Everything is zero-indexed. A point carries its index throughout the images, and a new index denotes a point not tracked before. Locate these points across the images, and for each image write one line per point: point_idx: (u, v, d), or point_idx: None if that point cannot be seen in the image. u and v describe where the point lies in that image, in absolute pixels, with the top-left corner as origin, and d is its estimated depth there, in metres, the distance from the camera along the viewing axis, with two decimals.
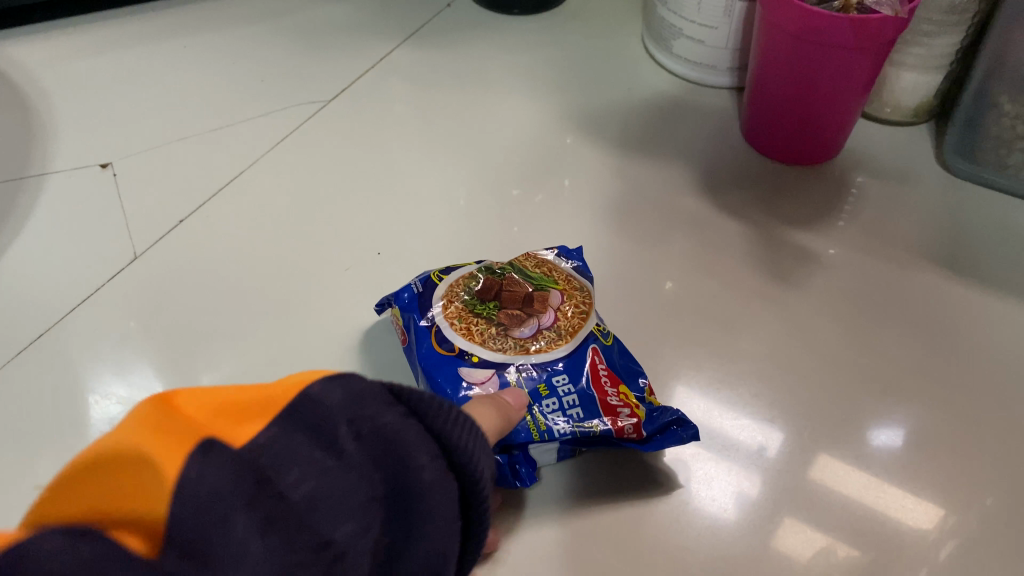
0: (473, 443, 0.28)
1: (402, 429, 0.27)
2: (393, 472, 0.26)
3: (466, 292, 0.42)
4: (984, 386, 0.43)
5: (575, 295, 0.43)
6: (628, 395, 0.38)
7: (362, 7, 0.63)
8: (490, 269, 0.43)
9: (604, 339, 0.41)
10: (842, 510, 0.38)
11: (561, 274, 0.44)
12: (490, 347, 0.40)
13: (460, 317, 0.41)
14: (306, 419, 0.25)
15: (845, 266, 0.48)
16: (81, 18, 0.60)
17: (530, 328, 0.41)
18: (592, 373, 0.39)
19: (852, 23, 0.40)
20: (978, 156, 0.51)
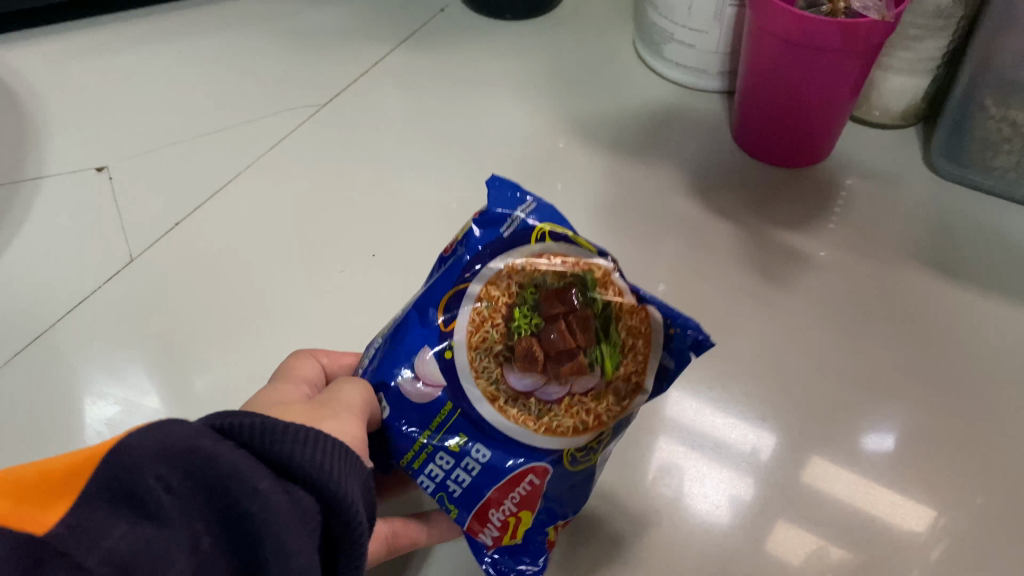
0: (327, 466, 0.26)
1: (232, 463, 0.25)
2: (229, 514, 0.24)
3: (541, 280, 0.34)
4: (971, 386, 0.43)
5: (608, 400, 0.34)
6: (511, 527, 0.34)
7: (355, 12, 0.64)
8: (585, 285, 0.34)
9: (570, 463, 0.34)
10: (832, 507, 0.39)
11: (628, 365, 0.34)
12: (470, 357, 0.34)
13: (501, 296, 0.34)
14: (116, 475, 0.24)
15: (835, 267, 0.49)
16: (74, 23, 0.60)
17: (526, 382, 0.34)
18: (514, 477, 0.34)
19: (840, 27, 0.41)
20: (965, 158, 0.51)
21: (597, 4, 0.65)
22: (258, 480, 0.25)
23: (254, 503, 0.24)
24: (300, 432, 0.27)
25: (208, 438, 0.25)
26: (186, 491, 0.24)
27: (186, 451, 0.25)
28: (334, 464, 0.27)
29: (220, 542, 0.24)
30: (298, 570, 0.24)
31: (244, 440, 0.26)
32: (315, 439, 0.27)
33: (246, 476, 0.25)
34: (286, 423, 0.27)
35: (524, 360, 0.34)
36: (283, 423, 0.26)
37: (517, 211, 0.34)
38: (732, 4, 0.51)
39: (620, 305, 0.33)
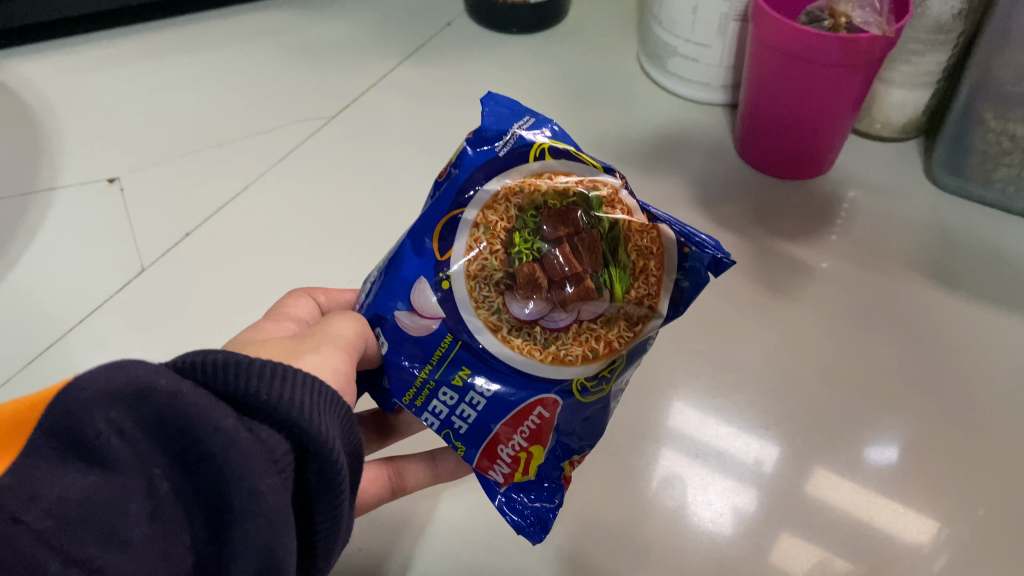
0: (297, 400, 0.25)
1: (191, 402, 0.23)
2: (189, 456, 0.23)
3: (542, 200, 0.32)
4: (973, 397, 0.44)
5: (616, 324, 0.33)
6: (523, 461, 0.33)
7: (364, 26, 0.65)
8: (591, 205, 0.32)
9: (581, 395, 0.33)
10: (835, 517, 0.39)
11: (639, 288, 0.32)
12: (467, 285, 0.32)
13: (499, 220, 0.32)
14: (63, 417, 0.22)
15: (837, 278, 0.49)
16: (86, 36, 0.61)
17: (530, 310, 0.33)
18: (522, 411, 0.33)
19: (841, 41, 0.42)
20: (965, 171, 0.52)
21: (602, 18, 0.66)
22: (221, 417, 0.23)
23: (219, 441, 0.23)
24: (269, 368, 0.25)
25: (166, 376, 0.23)
26: (142, 431, 0.22)
27: (141, 390, 0.22)
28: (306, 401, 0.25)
29: (183, 488, 0.23)
30: (270, 512, 0.23)
31: (206, 379, 0.25)
32: (288, 377, 0.25)
33: (208, 413, 0.23)
34: (253, 360, 0.25)
35: (525, 287, 0.32)
36: (248, 358, 0.25)
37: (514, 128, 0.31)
38: (735, 19, 0.52)
39: (626, 221, 0.32)
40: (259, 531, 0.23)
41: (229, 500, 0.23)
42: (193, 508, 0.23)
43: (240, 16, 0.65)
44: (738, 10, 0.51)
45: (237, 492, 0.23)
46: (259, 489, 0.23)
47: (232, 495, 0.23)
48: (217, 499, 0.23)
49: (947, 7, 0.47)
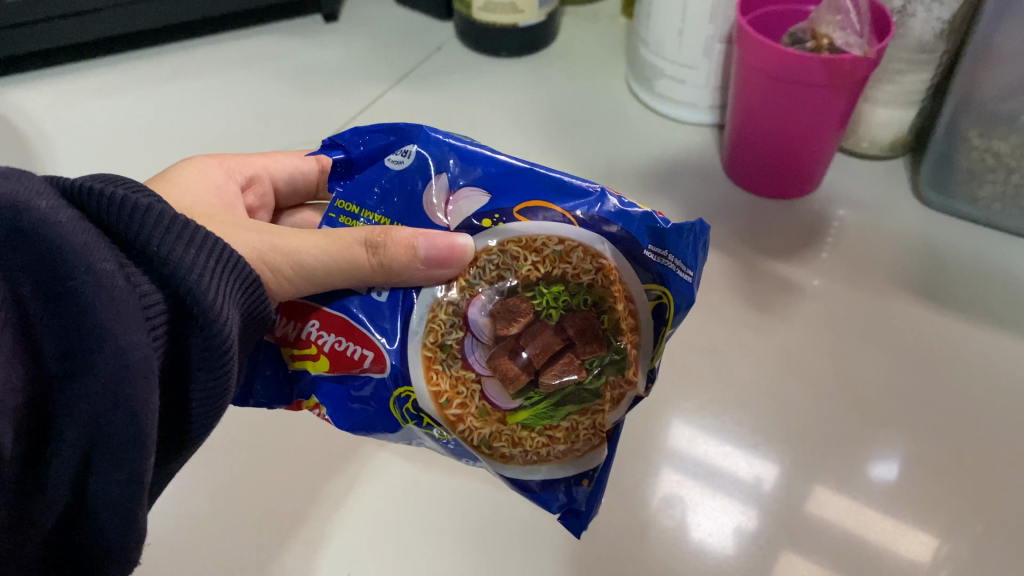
0: (179, 250, 0.28)
1: (70, 232, 0.26)
2: (59, 288, 0.25)
3: (605, 306, 0.34)
4: (964, 412, 0.44)
5: (494, 429, 0.34)
6: (309, 361, 0.35)
7: (356, 50, 0.65)
8: (616, 363, 0.34)
9: (405, 404, 0.34)
10: (832, 537, 0.39)
11: (536, 438, 0.34)
12: (487, 249, 0.34)
13: (576, 263, 0.34)
14: None
15: (826, 297, 0.49)
16: (79, 65, 0.62)
17: (479, 325, 0.35)
18: (361, 336, 0.34)
19: (824, 62, 0.42)
20: (952, 189, 0.52)
21: (591, 40, 0.67)
22: (100, 262, 0.26)
23: (91, 283, 0.26)
24: (174, 229, 0.28)
25: (49, 204, 0.25)
26: (9, 253, 0.25)
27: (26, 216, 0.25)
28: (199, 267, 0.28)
29: (47, 321, 0.25)
30: (125, 355, 0.26)
31: (101, 213, 0.27)
32: (193, 241, 0.29)
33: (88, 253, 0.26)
34: (152, 207, 0.28)
35: (501, 312, 0.34)
36: (146, 205, 0.28)
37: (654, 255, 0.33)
38: (721, 41, 0.53)
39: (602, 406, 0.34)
40: (112, 376, 0.26)
41: (92, 344, 0.26)
42: (53, 340, 0.25)
43: (233, 42, 0.65)
44: (723, 32, 0.52)
45: (106, 334, 0.26)
46: (128, 338, 0.26)
47: (96, 339, 0.26)
48: (79, 338, 0.26)
49: (930, 27, 0.48)
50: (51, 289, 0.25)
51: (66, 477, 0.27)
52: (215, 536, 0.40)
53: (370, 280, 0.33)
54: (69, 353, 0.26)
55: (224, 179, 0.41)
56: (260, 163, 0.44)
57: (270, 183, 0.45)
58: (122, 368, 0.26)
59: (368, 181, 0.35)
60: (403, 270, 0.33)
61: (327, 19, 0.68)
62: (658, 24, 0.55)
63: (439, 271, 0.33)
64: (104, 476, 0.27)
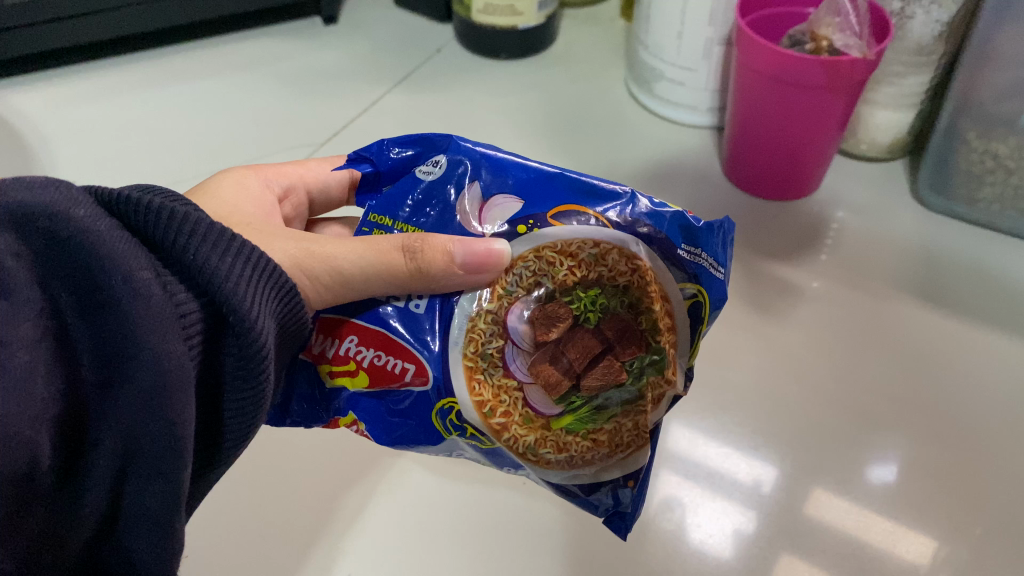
0: (214, 257, 0.28)
1: (110, 240, 0.26)
2: (96, 295, 0.25)
3: (643, 310, 0.34)
4: (964, 415, 0.44)
5: (539, 436, 0.34)
6: (346, 379, 0.35)
7: (356, 53, 0.65)
8: (654, 364, 0.34)
9: (450, 417, 0.34)
10: (832, 539, 0.39)
11: (581, 442, 0.34)
12: (521, 257, 0.34)
13: (610, 267, 0.34)
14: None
15: (826, 298, 0.49)
16: (79, 67, 0.62)
17: (518, 332, 0.34)
18: (399, 348, 0.34)
19: (823, 64, 0.42)
20: (950, 191, 0.52)
21: (590, 43, 0.67)
22: (139, 270, 0.26)
23: (130, 293, 0.25)
24: (208, 237, 0.28)
25: (87, 210, 0.25)
26: (47, 261, 0.25)
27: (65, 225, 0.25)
28: (233, 275, 0.28)
29: (84, 331, 0.25)
30: (163, 364, 0.26)
31: (141, 221, 0.28)
32: (229, 249, 0.29)
33: (127, 262, 0.26)
34: (188, 215, 0.28)
35: (540, 317, 0.34)
36: (183, 213, 0.28)
37: (689, 254, 0.33)
38: (720, 43, 0.53)
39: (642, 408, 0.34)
40: (149, 386, 0.26)
41: (130, 352, 0.25)
42: (90, 351, 0.25)
43: (233, 44, 0.65)
44: (723, 35, 0.52)
45: (145, 343, 0.26)
46: (166, 347, 0.26)
47: (135, 349, 0.25)
48: (118, 350, 0.25)
49: (928, 29, 0.48)
50: (89, 298, 0.25)
51: (104, 491, 0.27)
52: (214, 538, 0.40)
53: (409, 287, 0.33)
54: (106, 364, 0.25)
55: (264, 194, 0.41)
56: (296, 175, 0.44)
57: (305, 194, 0.44)
58: (162, 377, 0.26)
59: (400, 193, 0.35)
60: (438, 274, 0.32)
61: (326, 21, 0.68)
62: (657, 27, 0.55)
63: (475, 275, 0.33)
64: (141, 491, 0.27)
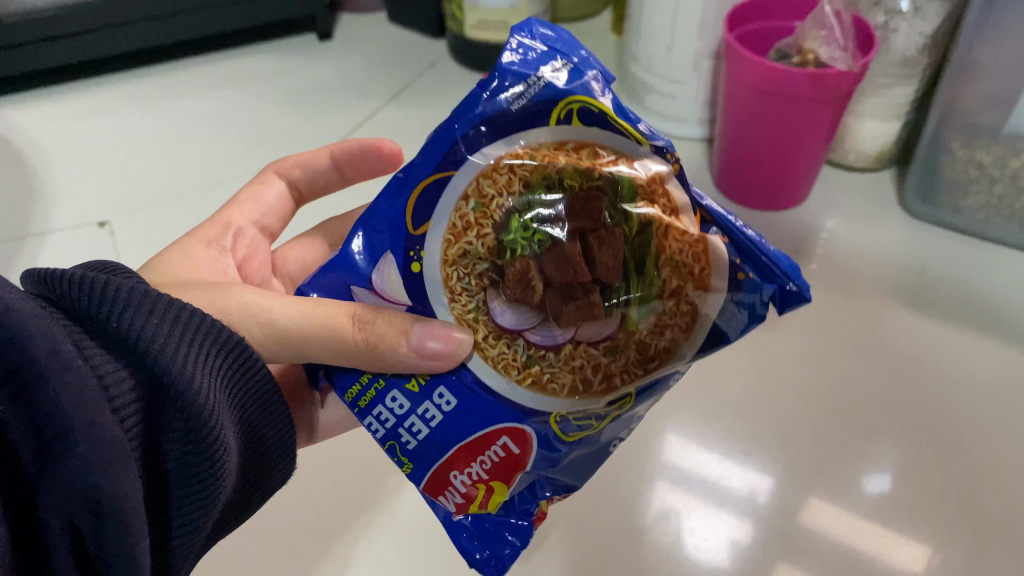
0: (155, 327, 0.29)
1: (39, 319, 0.26)
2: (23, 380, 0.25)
3: (556, 177, 0.30)
4: (954, 418, 0.45)
5: (670, 268, 0.31)
6: (482, 489, 0.34)
7: (351, 68, 0.66)
8: (620, 193, 0.30)
9: (565, 430, 0.33)
10: (830, 549, 0.40)
11: (679, 248, 0.31)
12: (441, 271, 0.32)
13: (497, 191, 0.31)
14: None
15: (816, 308, 0.50)
16: (74, 84, 0.63)
17: (513, 317, 0.32)
18: (487, 440, 0.33)
19: (810, 76, 0.43)
20: (936, 198, 0.53)
21: None
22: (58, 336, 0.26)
23: (57, 368, 0.26)
24: (133, 300, 0.29)
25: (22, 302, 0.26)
26: None
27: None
28: (165, 336, 0.29)
29: (15, 418, 0.25)
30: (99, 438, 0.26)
31: (79, 296, 0.28)
32: (153, 308, 0.29)
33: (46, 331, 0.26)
34: (115, 285, 0.29)
35: (515, 281, 0.31)
36: (117, 286, 0.29)
37: None
38: (709, 57, 0.54)
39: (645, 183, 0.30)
40: (88, 461, 0.26)
41: (66, 428, 0.26)
42: (28, 440, 0.26)
43: (227, 60, 0.66)
44: (711, 48, 0.53)
45: (76, 418, 0.26)
46: (96, 417, 0.26)
47: (69, 425, 0.26)
48: (49, 429, 0.26)
49: (912, 42, 0.49)
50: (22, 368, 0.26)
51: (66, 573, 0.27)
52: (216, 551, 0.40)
53: (353, 359, 0.32)
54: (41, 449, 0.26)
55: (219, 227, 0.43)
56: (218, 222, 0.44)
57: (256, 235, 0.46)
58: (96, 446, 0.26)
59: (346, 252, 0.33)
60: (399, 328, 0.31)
61: (321, 38, 0.68)
62: (648, 41, 0.56)
63: (434, 363, 0.31)
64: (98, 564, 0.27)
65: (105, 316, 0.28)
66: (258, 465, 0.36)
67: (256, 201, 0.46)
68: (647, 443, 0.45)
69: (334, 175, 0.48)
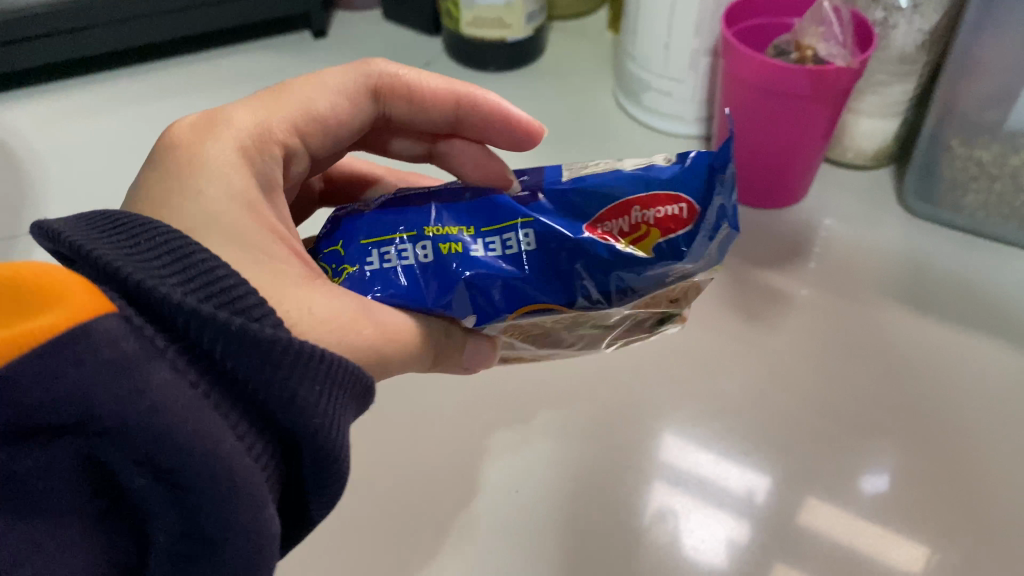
0: (291, 378, 0.25)
1: (162, 390, 0.22)
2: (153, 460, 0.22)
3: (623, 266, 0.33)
4: (952, 418, 0.44)
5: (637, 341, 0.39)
6: None
7: (346, 65, 0.66)
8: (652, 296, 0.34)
9: None
10: (828, 549, 0.40)
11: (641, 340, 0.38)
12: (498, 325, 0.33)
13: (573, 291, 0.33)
14: (70, 369, 0.21)
15: (814, 307, 0.50)
16: (65, 82, 0.62)
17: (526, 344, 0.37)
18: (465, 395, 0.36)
19: (808, 74, 0.43)
20: (936, 197, 0.53)
21: (579, 54, 0.67)
22: (157, 371, 0.22)
23: (195, 449, 0.22)
24: (264, 349, 0.24)
25: (146, 362, 0.22)
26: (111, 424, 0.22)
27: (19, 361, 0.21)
28: (298, 390, 0.25)
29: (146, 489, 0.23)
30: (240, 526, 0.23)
31: (202, 339, 0.23)
32: (284, 356, 0.24)
33: (143, 367, 0.22)
34: (243, 329, 0.24)
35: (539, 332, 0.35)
36: (246, 330, 0.24)
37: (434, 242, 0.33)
38: (706, 55, 0.53)
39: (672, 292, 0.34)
40: (227, 548, 0.23)
41: (199, 515, 0.23)
42: (156, 511, 0.23)
43: (220, 58, 0.66)
44: (708, 45, 0.53)
45: (211, 504, 0.23)
46: (233, 498, 0.23)
47: (205, 509, 0.23)
48: (184, 510, 0.23)
49: (911, 39, 0.48)
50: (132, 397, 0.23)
51: None
52: None
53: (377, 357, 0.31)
54: (172, 524, 0.23)
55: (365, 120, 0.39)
56: (290, 100, 0.36)
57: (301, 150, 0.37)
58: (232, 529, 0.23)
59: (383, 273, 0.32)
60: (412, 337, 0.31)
61: (315, 36, 0.68)
62: (644, 39, 0.55)
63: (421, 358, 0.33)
64: None
65: (240, 364, 0.24)
66: None
67: (322, 91, 0.37)
68: (643, 444, 0.44)
69: (439, 121, 0.40)
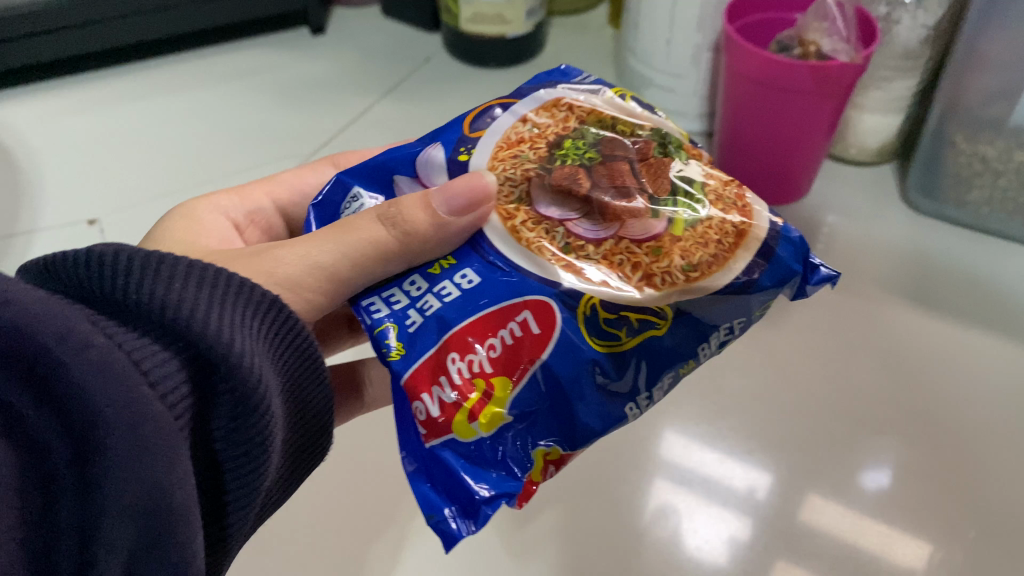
0: (189, 299, 0.27)
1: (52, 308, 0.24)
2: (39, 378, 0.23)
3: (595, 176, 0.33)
4: (956, 415, 0.44)
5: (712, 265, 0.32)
6: (463, 406, 0.30)
7: (346, 62, 0.65)
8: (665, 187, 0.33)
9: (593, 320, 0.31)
10: (831, 546, 0.39)
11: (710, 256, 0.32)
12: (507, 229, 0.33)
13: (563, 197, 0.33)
14: None
15: (817, 304, 0.49)
16: (63, 80, 0.62)
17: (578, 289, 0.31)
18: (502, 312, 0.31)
19: (812, 69, 0.43)
20: (939, 193, 0.52)
21: (580, 50, 0.67)
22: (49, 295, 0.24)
23: (78, 351, 0.23)
24: (154, 271, 0.27)
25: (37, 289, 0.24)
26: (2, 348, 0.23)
27: None
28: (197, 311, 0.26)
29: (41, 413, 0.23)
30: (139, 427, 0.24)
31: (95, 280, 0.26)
32: (173, 278, 0.27)
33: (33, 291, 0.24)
34: (127, 258, 0.27)
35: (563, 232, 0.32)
36: (131, 260, 0.27)
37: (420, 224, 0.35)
38: (708, 50, 0.53)
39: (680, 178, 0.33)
40: (132, 460, 0.23)
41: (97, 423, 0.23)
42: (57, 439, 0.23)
43: (219, 55, 0.65)
44: (711, 41, 0.53)
45: (106, 409, 0.23)
46: (129, 401, 0.24)
47: (100, 416, 0.23)
48: (79, 422, 0.23)
49: (915, 34, 0.48)
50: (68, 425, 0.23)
51: None
52: None
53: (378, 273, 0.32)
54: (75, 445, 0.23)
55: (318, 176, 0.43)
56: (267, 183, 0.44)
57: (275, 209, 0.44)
58: (136, 430, 0.24)
59: None
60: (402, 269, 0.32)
61: (314, 32, 0.67)
62: (646, 34, 0.55)
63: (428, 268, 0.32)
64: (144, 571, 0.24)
65: (137, 291, 0.26)
66: (300, 443, 0.34)
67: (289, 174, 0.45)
68: (646, 441, 0.44)
69: None
